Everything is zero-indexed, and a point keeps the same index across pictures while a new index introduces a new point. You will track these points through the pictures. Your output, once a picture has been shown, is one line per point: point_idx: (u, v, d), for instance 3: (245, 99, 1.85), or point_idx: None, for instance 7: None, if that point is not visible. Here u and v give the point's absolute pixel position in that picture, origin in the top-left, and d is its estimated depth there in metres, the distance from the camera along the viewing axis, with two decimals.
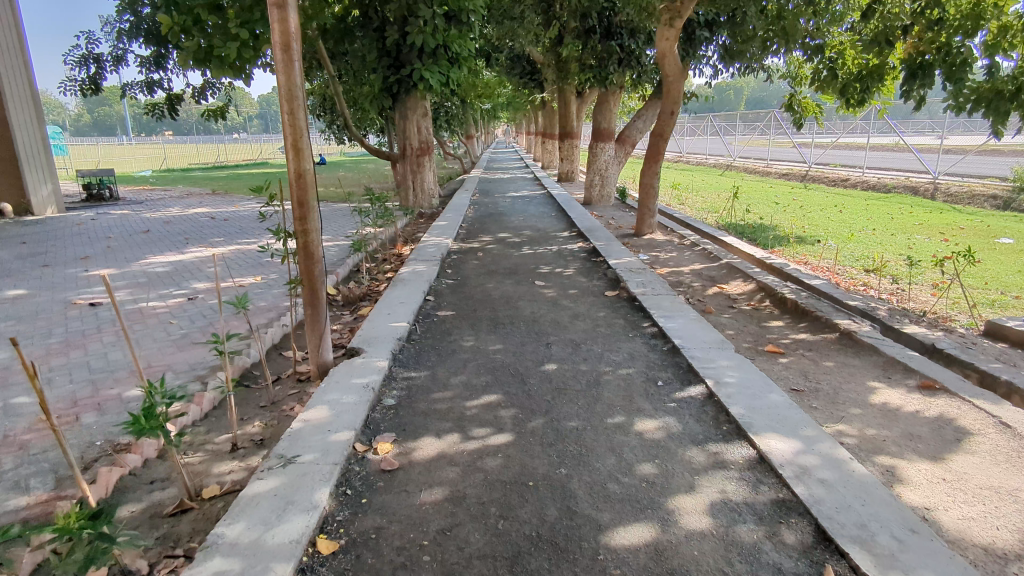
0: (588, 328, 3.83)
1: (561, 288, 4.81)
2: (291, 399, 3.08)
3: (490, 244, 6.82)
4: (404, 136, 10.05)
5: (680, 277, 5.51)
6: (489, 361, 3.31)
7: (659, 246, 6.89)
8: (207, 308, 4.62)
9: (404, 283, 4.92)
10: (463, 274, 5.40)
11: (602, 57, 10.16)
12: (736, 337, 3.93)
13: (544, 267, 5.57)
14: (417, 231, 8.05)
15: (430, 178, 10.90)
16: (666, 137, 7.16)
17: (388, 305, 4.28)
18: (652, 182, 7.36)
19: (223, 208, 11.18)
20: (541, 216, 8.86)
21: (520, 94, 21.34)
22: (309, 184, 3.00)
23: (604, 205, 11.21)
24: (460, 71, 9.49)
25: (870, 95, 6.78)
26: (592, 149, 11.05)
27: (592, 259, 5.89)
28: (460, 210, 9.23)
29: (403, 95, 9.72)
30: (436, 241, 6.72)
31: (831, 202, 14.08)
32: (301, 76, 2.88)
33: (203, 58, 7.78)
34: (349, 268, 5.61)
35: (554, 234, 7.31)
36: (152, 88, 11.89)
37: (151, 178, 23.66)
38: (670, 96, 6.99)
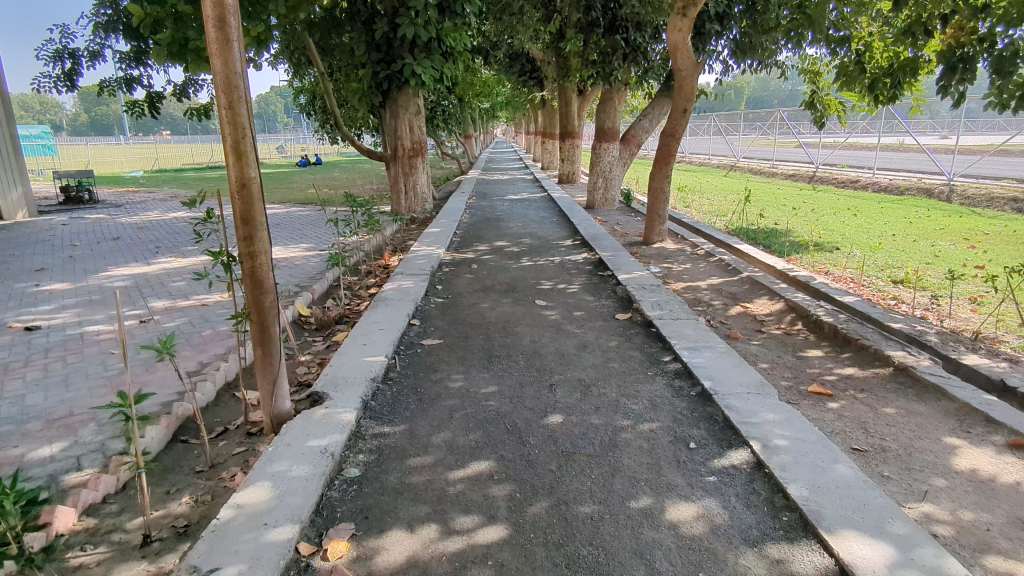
0: (599, 362, 3.25)
1: (565, 309, 4.23)
2: (235, 462, 2.49)
3: (486, 255, 6.24)
4: (395, 136, 9.44)
5: (698, 295, 4.94)
6: (481, 409, 2.72)
7: (670, 257, 6.31)
8: (160, 333, 4.03)
9: (387, 302, 4.34)
10: (454, 292, 4.82)
11: (606, 53, 9.57)
12: (773, 373, 3.34)
13: (546, 283, 4.99)
14: (408, 238, 7.47)
15: (424, 180, 10.27)
16: (678, 137, 6.60)
17: (364, 332, 3.69)
18: (662, 186, 6.77)
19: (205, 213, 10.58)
20: (541, 222, 8.28)
21: (519, 92, 20.75)
22: (255, 197, 2.41)
23: (608, 209, 10.60)
24: (455, 67, 8.91)
25: (902, 91, 6.17)
26: (595, 149, 10.46)
27: (599, 273, 5.31)
28: (455, 215, 8.65)
29: (394, 91, 9.14)
30: (426, 251, 6.13)
31: (845, 206, 13.52)
32: (243, 62, 2.29)
33: (176, 51, 7.20)
34: (328, 285, 5.03)
35: (556, 243, 6.74)
36: (131, 85, 11.31)
37: (139, 180, 23.09)
38: (682, 92, 6.41)
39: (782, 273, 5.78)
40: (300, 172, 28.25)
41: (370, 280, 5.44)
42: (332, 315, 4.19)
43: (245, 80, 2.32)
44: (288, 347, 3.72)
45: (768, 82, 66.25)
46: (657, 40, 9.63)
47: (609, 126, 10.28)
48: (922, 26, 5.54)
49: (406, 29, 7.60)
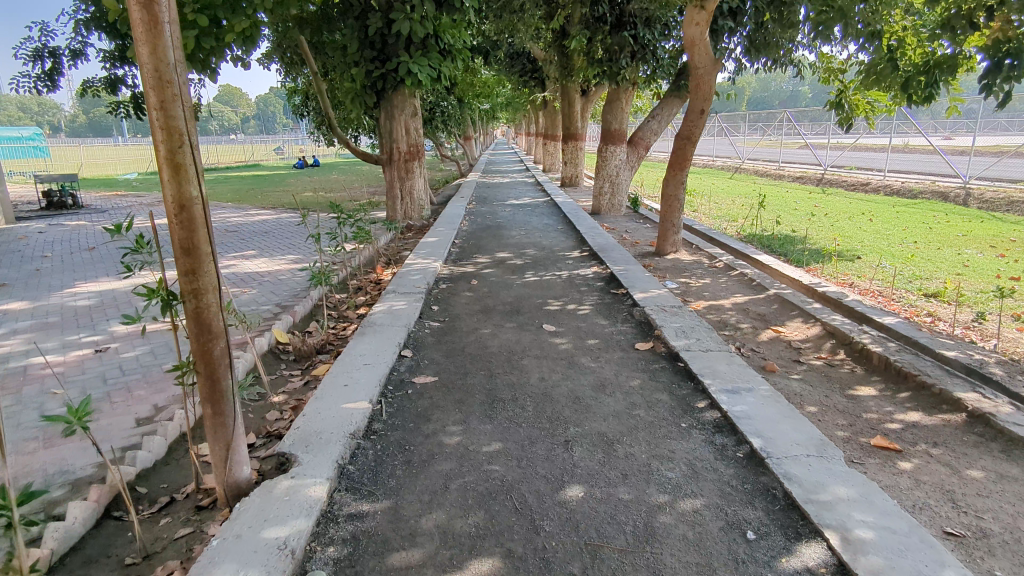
0: (621, 408, 2.75)
1: (577, 338, 3.73)
2: (174, 551, 1.99)
3: (487, 268, 5.76)
4: (390, 138, 8.90)
5: (723, 317, 4.44)
6: (483, 477, 2.22)
7: (687, 270, 5.82)
8: (117, 365, 3.54)
9: (376, 328, 3.83)
10: (451, 314, 4.32)
11: (612, 51, 9.07)
12: (825, 419, 2.84)
13: (554, 303, 4.51)
14: (403, 248, 6.98)
15: (422, 185, 9.65)
16: (694, 140, 6.10)
17: (346, 369, 3.18)
18: (677, 194, 6.28)
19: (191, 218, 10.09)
20: (546, 230, 7.78)
21: (520, 93, 20.25)
22: (198, 221, 1.91)
23: (615, 216, 10.08)
24: (453, 66, 8.42)
25: (939, 90, 5.67)
26: (601, 152, 9.99)
27: (611, 290, 4.83)
28: (454, 223, 8.14)
29: (389, 91, 8.59)
30: (421, 265, 5.63)
31: (858, 210, 13.07)
32: (177, 49, 1.79)
33: None
34: (312, 307, 4.54)
35: (562, 254, 6.25)
36: (115, 85, 10.84)
37: (132, 183, 22.64)
38: (699, 91, 5.91)
39: (807, 287, 5.35)
40: (296, 174, 27.76)
41: (360, 298, 4.95)
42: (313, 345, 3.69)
43: (182, 73, 1.82)
44: (258, 386, 3.22)
45: (770, 82, 65.80)
46: (667, 37, 9.13)
47: (617, 127, 9.78)
48: (962, 21, 5.07)
49: (401, 25, 7.10)
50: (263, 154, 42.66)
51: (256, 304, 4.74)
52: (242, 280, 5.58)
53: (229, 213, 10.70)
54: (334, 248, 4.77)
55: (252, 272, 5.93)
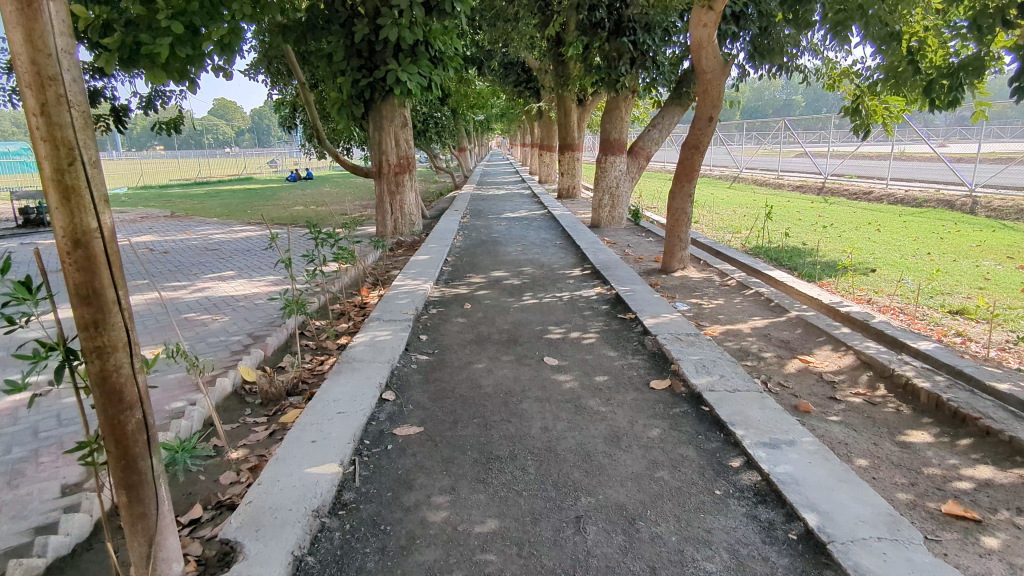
0: (640, 468, 2.31)
1: (583, 374, 3.29)
2: None
3: (482, 289, 5.33)
4: (379, 150, 8.44)
5: (744, 345, 4.00)
6: (476, 573, 1.77)
7: (697, 290, 5.39)
8: (56, 413, 3.08)
9: (354, 364, 3.38)
10: (441, 345, 3.88)
11: (611, 58, 8.72)
12: (882, 478, 2.40)
13: (555, 331, 4.07)
14: (392, 267, 6.54)
15: (413, 199, 9.12)
16: (702, 149, 5.70)
17: (316, 419, 2.72)
18: (684, 207, 5.89)
19: (172, 234, 9.64)
20: (543, 245, 7.36)
21: (514, 104, 19.92)
22: (103, 259, 1.47)
23: (615, 229, 9.65)
24: (444, 74, 8.04)
25: (965, 95, 5.28)
26: (600, 163, 9.59)
27: (618, 314, 4.40)
28: (446, 238, 7.72)
29: (378, 101, 8.17)
30: (410, 287, 5.20)
31: (863, 219, 12.72)
32: (62, 32, 1.36)
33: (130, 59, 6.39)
34: (287, 339, 4.09)
35: (562, 273, 5.83)
36: (93, 98, 10.43)
37: (120, 198, 22.19)
38: (707, 97, 5.52)
39: (828, 307, 4.95)
40: (288, 187, 27.39)
41: (341, 326, 4.49)
42: (282, 388, 3.24)
43: (71, 68, 1.38)
44: (213, 441, 2.76)
45: (764, 91, 65.95)
46: (667, 42, 8.78)
47: (616, 136, 9.39)
48: (990, 19, 4.68)
49: (389, 30, 6.71)
50: (256, 168, 42.33)
51: (226, 334, 4.29)
52: (215, 305, 5.13)
53: (213, 228, 10.25)
54: (311, 271, 4.32)
55: (228, 295, 5.48)
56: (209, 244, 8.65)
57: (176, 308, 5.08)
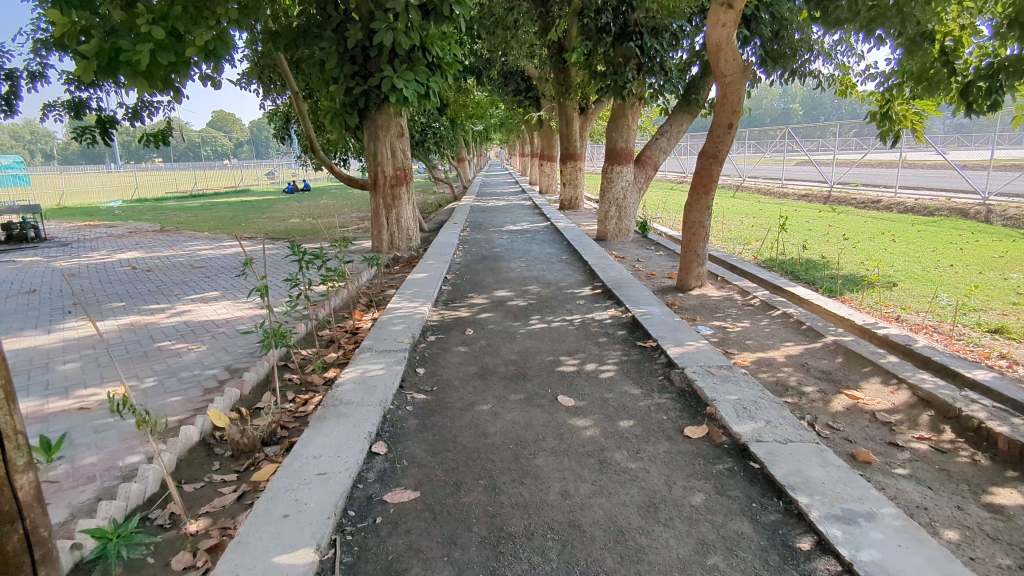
0: (688, 553, 1.87)
1: (604, 418, 2.85)
2: None
3: (485, 311, 4.90)
4: (373, 161, 8.00)
5: (780, 377, 3.57)
6: None
7: (718, 311, 4.96)
8: None
9: (341, 408, 2.94)
10: (441, 380, 3.44)
11: (617, 64, 8.37)
12: (982, 558, 1.96)
13: (568, 362, 3.64)
14: (387, 286, 6.11)
15: (410, 213, 8.49)
16: (721, 159, 5.30)
17: (292, 482, 2.27)
18: (702, 221, 5.48)
19: (158, 251, 9.20)
20: (549, 261, 6.94)
21: (514, 113, 19.59)
22: None
23: (622, 241, 9.22)
24: (442, 81, 7.63)
25: (1005, 97, 4.86)
26: (606, 173, 9.17)
27: (637, 341, 3.98)
28: (446, 254, 7.30)
29: (373, 110, 7.72)
30: (406, 310, 4.76)
31: (876, 228, 12.32)
32: None
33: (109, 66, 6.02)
34: (267, 375, 3.63)
35: (571, 292, 5.41)
36: (78, 109, 10.07)
37: (113, 212, 21.77)
38: (726, 103, 5.13)
39: (861, 329, 4.55)
40: (285, 199, 27.02)
41: (330, 356, 4.05)
42: (256, 437, 2.80)
43: None
44: (169, 507, 2.32)
45: (762, 99, 66.00)
46: (676, 46, 8.39)
47: (623, 145, 8.99)
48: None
49: (383, 34, 6.34)
50: (252, 180, 42.03)
51: (201, 367, 3.86)
52: (193, 331, 4.69)
53: (202, 244, 9.82)
54: (295, 295, 3.88)
55: (209, 319, 5.04)
56: (196, 260, 8.22)
57: (149, 334, 4.64)
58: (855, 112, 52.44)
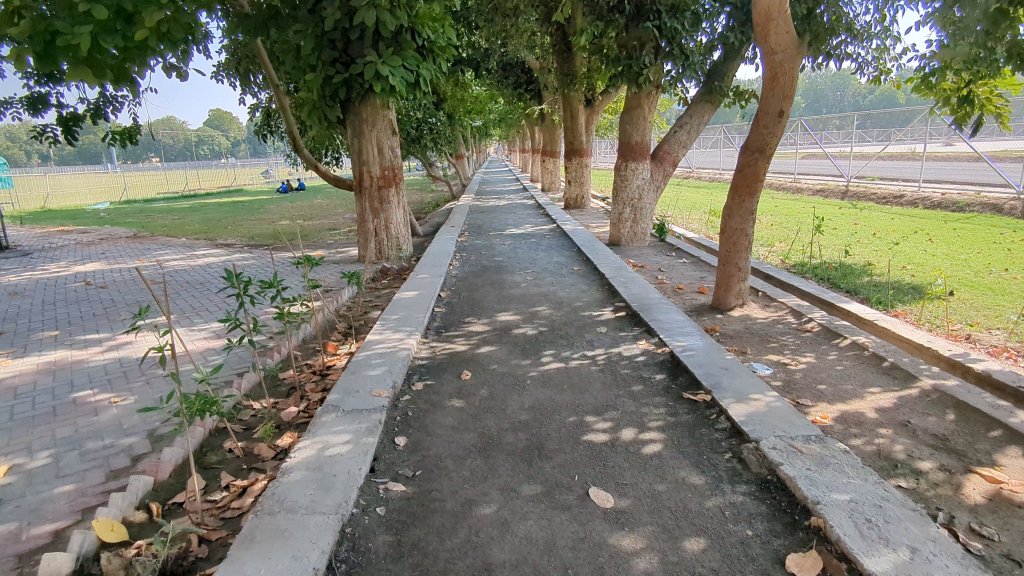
0: None
1: (661, 537, 1.95)
2: None
3: (486, 343, 4.01)
4: (358, 159, 7.05)
5: (883, 446, 2.66)
6: None
7: (771, 341, 4.06)
8: None
9: (281, 520, 2.04)
10: (428, 458, 2.54)
11: (632, 47, 7.48)
12: None
13: (597, 426, 2.75)
14: (371, 308, 5.22)
15: (402, 218, 7.47)
16: (769, 153, 4.40)
17: None
18: (745, 227, 4.60)
19: (121, 261, 8.28)
20: (558, 273, 6.07)
21: (513, 107, 18.70)
22: None
23: (638, 246, 8.29)
24: (434, 68, 6.71)
25: None
26: (620, 170, 8.25)
27: (683, 391, 3.08)
28: (440, 265, 6.40)
29: (355, 102, 6.77)
30: (390, 345, 3.86)
31: (908, 226, 11.42)
32: None
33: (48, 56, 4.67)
34: (193, 455, 2.72)
35: (589, 316, 4.52)
36: (37, 106, 9.16)
37: (98, 215, 20.91)
38: (776, 85, 4.23)
39: (945, 359, 3.68)
40: (277, 200, 26.12)
41: (287, 416, 3.15)
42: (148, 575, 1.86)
43: None
44: None
45: None
46: (697, 28, 7.48)
47: (638, 139, 8.06)
48: None
49: (365, 12, 5.43)
50: (246, 179, 41.18)
51: (116, 432, 2.96)
52: (125, 374, 3.78)
53: (171, 253, 8.92)
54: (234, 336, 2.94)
55: (150, 356, 4.14)
56: (160, 274, 7.32)
57: (70, 378, 3.73)
58: (860, 104, 51.52)
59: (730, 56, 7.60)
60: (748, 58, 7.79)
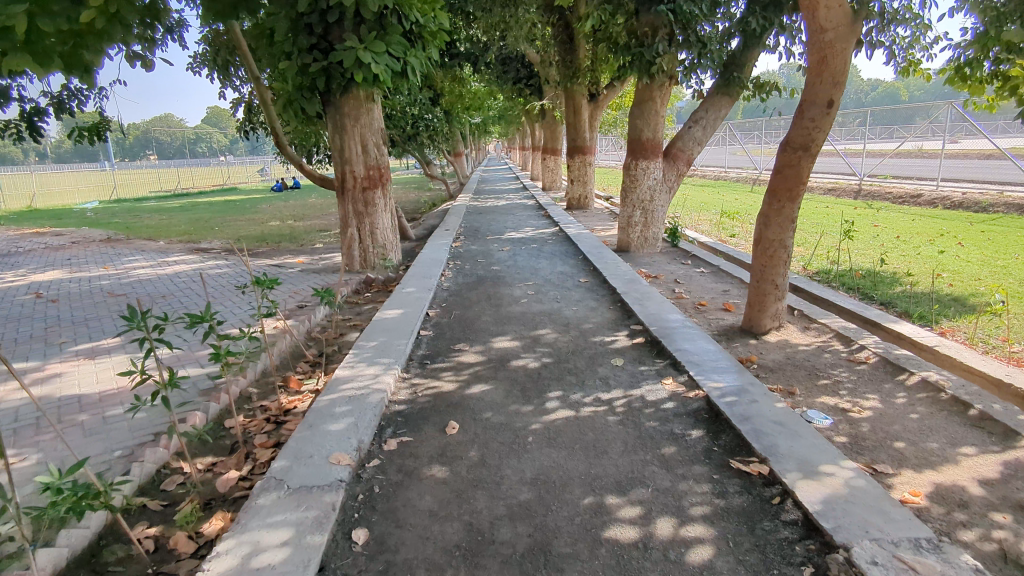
0: None
1: None
2: None
3: (478, 380, 3.32)
4: (339, 158, 6.35)
5: (1007, 544, 1.98)
6: None
7: (821, 377, 3.38)
8: None
9: None
10: (395, 569, 1.85)
11: (643, 34, 6.81)
12: None
13: (623, 513, 2.07)
14: (348, 329, 4.53)
15: (389, 222, 6.77)
16: (814, 151, 3.71)
17: None
18: (784, 238, 3.92)
19: (85, 269, 7.58)
20: (563, 286, 5.39)
21: (512, 103, 18.02)
22: None
23: (649, 253, 7.60)
24: (424, 56, 6.03)
25: None
26: (628, 169, 7.55)
27: (730, 457, 2.39)
28: (430, 276, 5.71)
29: (337, 94, 6.03)
30: (361, 384, 3.18)
31: (932, 229, 10.75)
32: None
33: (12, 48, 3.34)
34: (83, 556, 2.04)
35: (601, 343, 3.83)
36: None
37: (84, 215, 20.23)
38: (824, 70, 3.54)
39: None
40: (270, 198, 25.38)
41: (222, 487, 2.46)
42: None
43: None
44: None
45: None
46: (714, 14, 6.80)
47: (650, 136, 7.33)
48: None
49: None
50: (240, 177, 40.45)
51: None
52: (37, 422, 3.08)
53: (142, 259, 8.22)
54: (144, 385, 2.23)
55: (76, 392, 3.46)
56: (124, 284, 6.62)
57: None
58: (863, 101, 50.84)
59: (750, 44, 6.93)
60: (769, 48, 7.11)
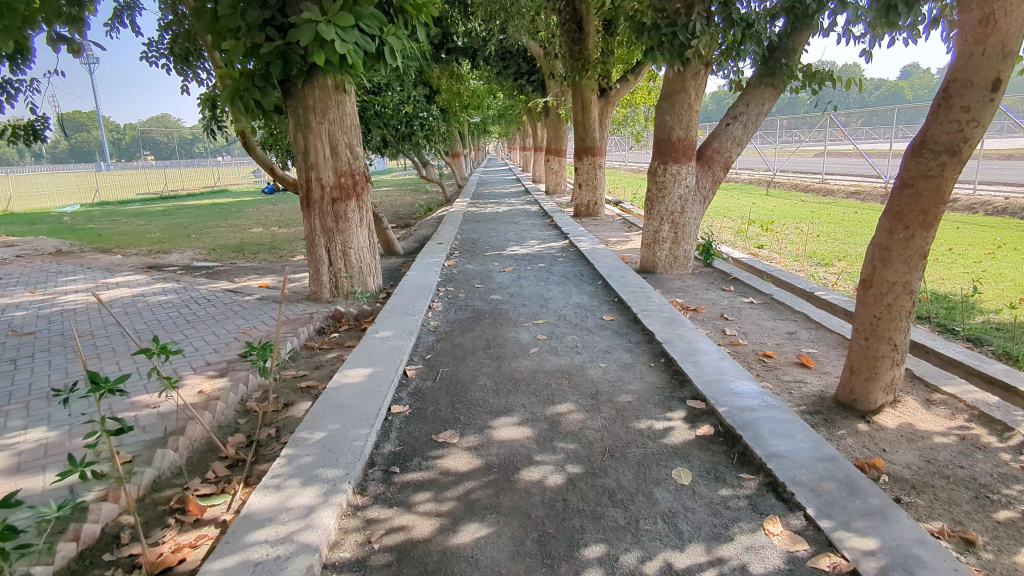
0: None
1: None
2: None
3: (467, 515, 2.12)
4: (304, 163, 5.18)
5: None
6: None
7: (998, 505, 2.19)
8: None
9: None
10: None
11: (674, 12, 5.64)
12: None
13: None
14: (296, 398, 3.34)
15: (365, 239, 5.57)
16: (964, 155, 2.52)
17: None
18: (910, 280, 2.73)
19: (10, 293, 6.36)
20: (583, 327, 4.20)
21: (513, 100, 16.82)
22: None
23: (678, 274, 6.43)
24: (406, 34, 4.85)
25: None
26: (655, 174, 6.38)
27: None
28: (413, 310, 4.53)
29: (298, 83, 4.85)
30: (278, 530, 1.98)
31: (984, 238, 9.58)
32: None
33: None
34: None
35: (652, 434, 2.64)
36: None
37: (58, 219, 19.03)
38: (991, 33, 2.35)
39: None
40: (258, 201, 24.10)
41: None
42: None
43: None
44: None
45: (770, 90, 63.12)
46: None
47: (682, 134, 6.14)
48: None
49: None
50: (230, 177, 39.23)
51: None
52: None
53: (80, 280, 6.97)
54: None
55: None
56: (39, 315, 5.36)
57: None
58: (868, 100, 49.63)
59: (799, 25, 5.74)
60: (822, 29, 5.91)
